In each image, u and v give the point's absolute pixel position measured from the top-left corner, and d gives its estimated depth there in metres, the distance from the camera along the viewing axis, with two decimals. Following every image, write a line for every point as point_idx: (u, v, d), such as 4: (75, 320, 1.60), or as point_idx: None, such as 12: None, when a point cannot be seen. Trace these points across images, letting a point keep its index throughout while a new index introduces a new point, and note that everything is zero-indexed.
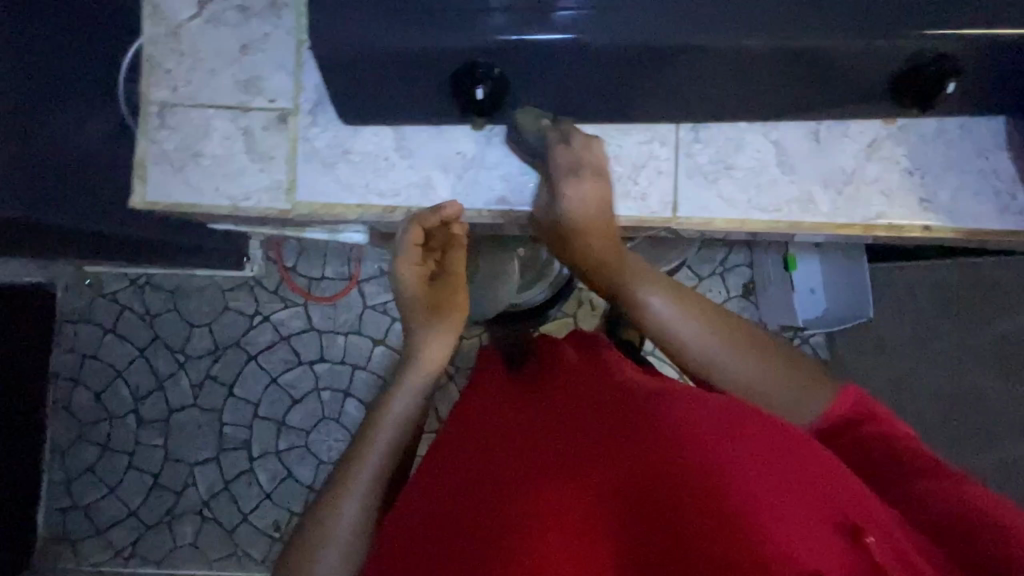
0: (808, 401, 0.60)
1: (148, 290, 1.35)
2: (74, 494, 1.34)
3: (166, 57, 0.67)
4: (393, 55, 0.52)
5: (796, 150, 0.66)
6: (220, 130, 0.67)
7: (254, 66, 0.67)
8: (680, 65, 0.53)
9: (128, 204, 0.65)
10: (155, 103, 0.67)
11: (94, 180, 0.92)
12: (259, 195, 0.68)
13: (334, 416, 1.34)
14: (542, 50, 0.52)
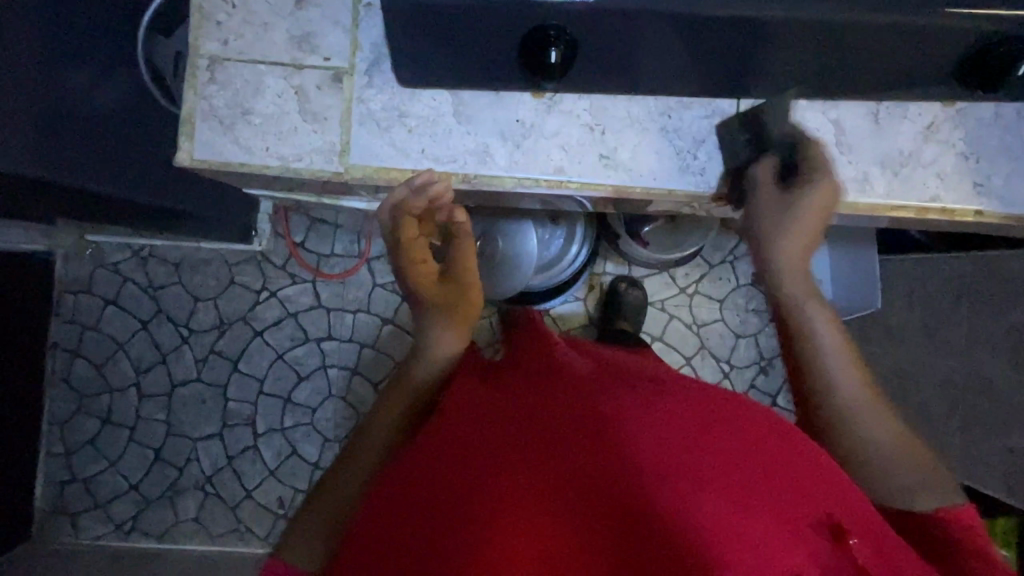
0: (932, 495, 0.61)
1: (152, 262, 1.32)
2: (73, 467, 1.32)
3: (217, 9, 0.65)
4: (471, 9, 0.51)
5: (855, 130, 0.66)
6: (273, 87, 0.65)
7: (308, 22, 0.65)
8: (754, 36, 0.53)
9: (175, 161, 0.63)
10: (204, 57, 0.65)
11: (114, 140, 0.89)
12: (311, 156, 0.66)
13: (340, 394, 1.34)
14: (617, 15, 0.51)
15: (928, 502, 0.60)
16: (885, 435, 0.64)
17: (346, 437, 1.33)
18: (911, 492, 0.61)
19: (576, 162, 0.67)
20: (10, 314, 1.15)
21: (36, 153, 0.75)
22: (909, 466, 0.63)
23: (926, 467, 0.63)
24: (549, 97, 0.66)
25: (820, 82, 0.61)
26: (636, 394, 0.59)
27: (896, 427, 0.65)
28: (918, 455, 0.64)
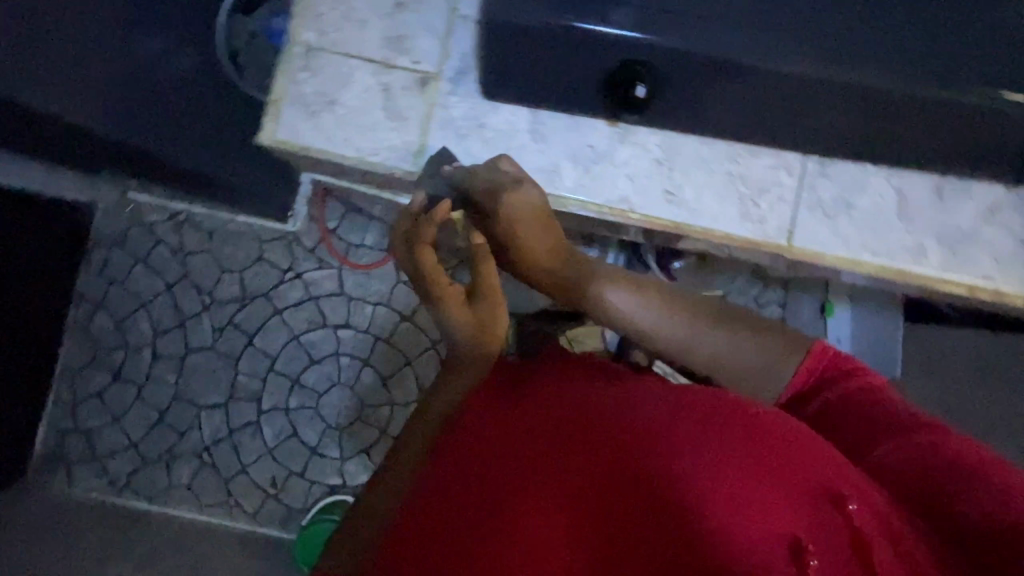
0: (777, 363, 0.63)
1: (186, 227, 1.35)
2: (77, 417, 1.34)
3: (321, 3, 0.70)
4: (565, 35, 0.54)
5: (918, 202, 0.69)
6: (361, 82, 0.71)
7: (404, 26, 0.71)
8: (823, 96, 0.56)
9: (262, 139, 0.69)
10: (301, 45, 0.70)
11: (186, 105, 0.93)
12: (388, 151, 0.71)
13: (348, 382, 1.34)
14: (702, 60, 0.54)
15: (776, 374, 0.63)
16: (712, 345, 0.66)
17: (348, 425, 1.34)
18: (765, 377, 0.63)
19: (642, 195, 0.70)
20: (40, 258, 1.17)
21: None
22: (743, 354, 0.65)
23: (763, 336, 0.65)
24: (623, 128, 0.70)
25: (871, 141, 0.64)
26: (632, 396, 0.63)
27: (714, 324, 0.66)
28: (747, 328, 0.66)
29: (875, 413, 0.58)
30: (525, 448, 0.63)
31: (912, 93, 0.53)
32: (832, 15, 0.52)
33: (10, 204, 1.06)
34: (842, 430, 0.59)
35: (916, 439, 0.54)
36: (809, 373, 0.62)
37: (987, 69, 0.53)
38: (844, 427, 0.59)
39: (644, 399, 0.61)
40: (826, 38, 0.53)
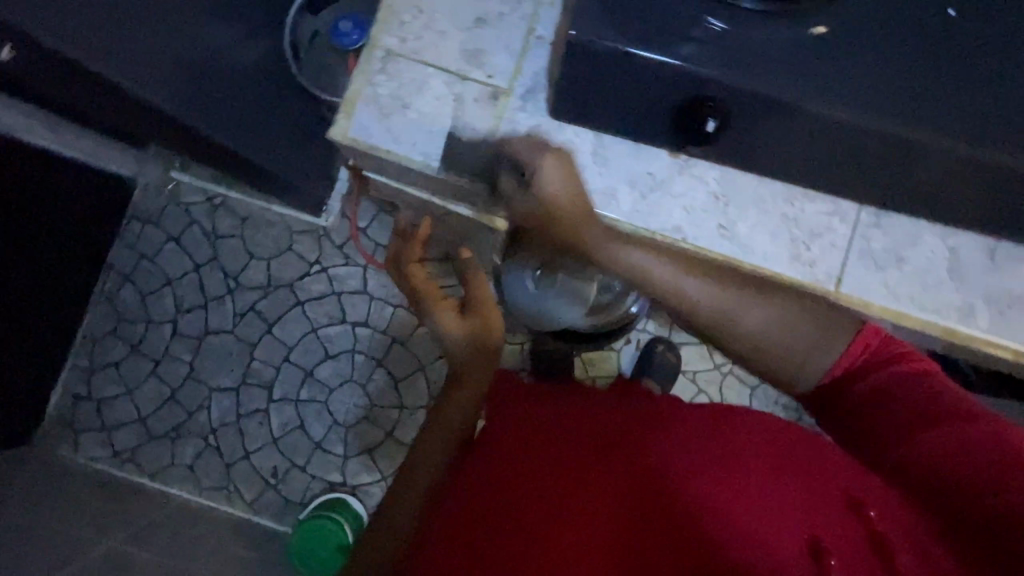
0: (821, 342, 0.57)
1: (221, 211, 1.37)
2: (92, 385, 1.35)
3: (405, 11, 0.72)
4: (639, 65, 0.56)
5: (971, 261, 0.69)
6: (435, 90, 0.73)
7: (481, 41, 0.72)
8: (881, 149, 0.57)
9: (337, 134, 0.71)
10: (381, 49, 0.73)
11: (248, 92, 0.96)
12: (453, 159, 0.73)
13: (360, 381, 1.35)
14: (772, 103, 0.55)
15: (820, 357, 0.57)
16: (763, 317, 0.58)
17: (355, 424, 1.34)
18: (816, 355, 0.57)
19: (694, 225, 0.72)
20: (78, 225, 1.20)
21: (186, 94, 0.80)
22: (794, 328, 0.57)
23: (804, 309, 0.58)
24: (684, 159, 0.72)
25: (918, 194, 0.64)
26: (676, 433, 0.71)
27: (762, 295, 0.59)
28: (790, 301, 0.59)
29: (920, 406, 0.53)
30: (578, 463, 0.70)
31: (954, 150, 0.55)
32: (887, 70, 0.54)
33: (62, 169, 1.08)
34: (886, 420, 0.54)
35: (962, 430, 0.50)
36: (859, 355, 0.57)
37: None
38: (890, 419, 0.54)
39: (688, 440, 0.70)
40: (891, 94, 0.54)
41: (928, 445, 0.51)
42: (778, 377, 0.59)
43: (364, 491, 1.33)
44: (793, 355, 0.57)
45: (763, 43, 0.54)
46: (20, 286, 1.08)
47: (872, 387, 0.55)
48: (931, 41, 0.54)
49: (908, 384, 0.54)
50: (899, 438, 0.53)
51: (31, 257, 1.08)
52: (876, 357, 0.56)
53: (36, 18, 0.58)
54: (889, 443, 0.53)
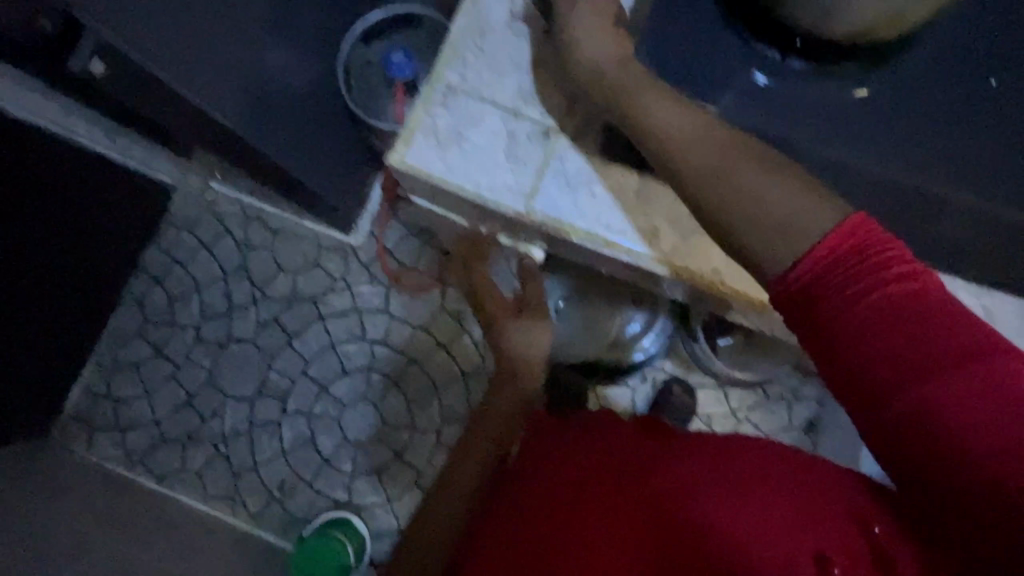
0: (815, 211, 0.48)
1: (254, 224, 1.41)
2: (111, 384, 1.37)
3: (467, 47, 0.66)
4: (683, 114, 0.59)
5: (1009, 322, 0.67)
6: (490, 125, 0.65)
7: (538, 83, 0.66)
8: (914, 207, 0.59)
9: (387, 160, 0.63)
10: (442, 83, 0.66)
11: (299, 114, 1.00)
12: (502, 192, 0.65)
13: (374, 399, 1.35)
14: (812, 157, 0.58)
15: (815, 224, 0.48)
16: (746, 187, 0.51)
17: (365, 442, 1.34)
18: (798, 223, 0.48)
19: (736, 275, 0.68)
20: (115, 226, 1.24)
21: (248, 113, 0.85)
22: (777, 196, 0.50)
23: (807, 188, 0.51)
24: None
25: (952, 255, 0.65)
26: (682, 461, 0.60)
27: (752, 164, 0.52)
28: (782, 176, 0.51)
29: (934, 336, 0.42)
30: (575, 506, 0.61)
31: (982, 208, 0.57)
32: (924, 131, 0.56)
33: (110, 174, 1.14)
34: (878, 350, 0.43)
35: (974, 375, 0.41)
36: (844, 245, 0.46)
37: None
38: (886, 344, 0.42)
39: (700, 472, 0.58)
40: (927, 156, 0.56)
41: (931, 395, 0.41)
42: (752, 248, 0.50)
43: (368, 512, 1.32)
44: (770, 218, 0.50)
45: (809, 100, 0.57)
46: (57, 282, 1.13)
47: (869, 301, 0.43)
48: (968, 108, 0.56)
49: (915, 306, 0.43)
50: (887, 370, 0.42)
51: (71, 253, 1.13)
52: (872, 260, 0.45)
53: (124, 34, 0.62)
54: (876, 379, 0.43)
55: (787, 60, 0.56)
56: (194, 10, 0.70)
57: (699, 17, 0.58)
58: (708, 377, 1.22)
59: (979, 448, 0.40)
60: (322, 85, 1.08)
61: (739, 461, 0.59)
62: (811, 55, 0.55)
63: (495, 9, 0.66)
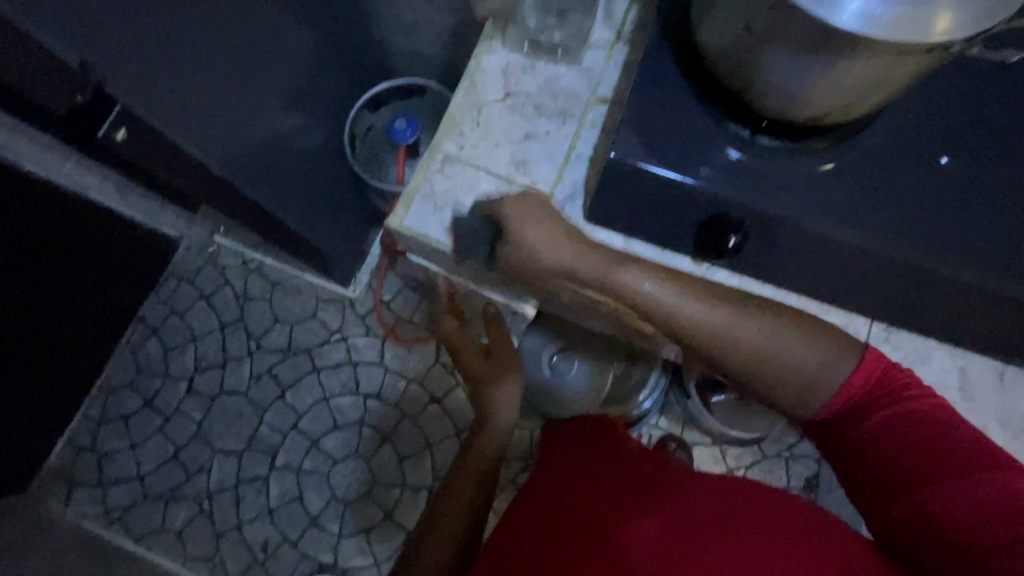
0: (832, 366, 0.61)
1: (254, 275, 1.42)
2: (98, 437, 1.35)
3: (465, 120, 0.70)
4: (663, 186, 0.62)
5: (980, 382, 0.70)
6: (485, 191, 0.68)
7: (530, 152, 0.69)
8: (888, 271, 0.62)
9: (387, 223, 0.66)
10: (440, 152, 0.69)
11: (304, 173, 1.05)
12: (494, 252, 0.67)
13: (365, 455, 1.33)
14: (789, 225, 0.60)
15: (835, 378, 0.61)
16: (752, 338, 0.61)
17: (354, 501, 1.31)
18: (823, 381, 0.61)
19: None
20: (116, 278, 1.26)
21: (253, 172, 0.89)
22: (798, 348, 0.61)
23: (821, 333, 0.62)
24: (708, 267, 0.71)
25: (931, 314, 0.67)
26: (665, 485, 0.63)
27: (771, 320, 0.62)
28: (802, 328, 0.62)
29: (945, 441, 0.56)
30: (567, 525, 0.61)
31: (958, 277, 0.59)
32: (894, 199, 0.59)
33: (112, 226, 1.16)
34: (897, 442, 0.57)
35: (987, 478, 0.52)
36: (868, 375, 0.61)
37: None
38: (912, 442, 0.57)
39: (681, 494, 0.61)
40: (897, 222, 0.59)
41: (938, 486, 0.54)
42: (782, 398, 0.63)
43: (354, 575, 1.27)
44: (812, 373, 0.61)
45: (782, 174, 0.60)
46: (46, 333, 1.12)
47: (903, 408, 0.58)
48: (932, 179, 0.60)
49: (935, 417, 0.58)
50: (903, 458, 0.57)
51: (63, 306, 1.13)
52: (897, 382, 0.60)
53: (146, 104, 0.66)
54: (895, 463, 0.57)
55: (755, 137, 0.61)
56: (212, 82, 0.75)
57: (679, 95, 0.62)
58: (703, 434, 1.21)
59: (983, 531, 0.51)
60: (328, 145, 1.12)
61: (712, 483, 0.62)
62: (778, 133, 0.60)
63: (491, 85, 0.70)
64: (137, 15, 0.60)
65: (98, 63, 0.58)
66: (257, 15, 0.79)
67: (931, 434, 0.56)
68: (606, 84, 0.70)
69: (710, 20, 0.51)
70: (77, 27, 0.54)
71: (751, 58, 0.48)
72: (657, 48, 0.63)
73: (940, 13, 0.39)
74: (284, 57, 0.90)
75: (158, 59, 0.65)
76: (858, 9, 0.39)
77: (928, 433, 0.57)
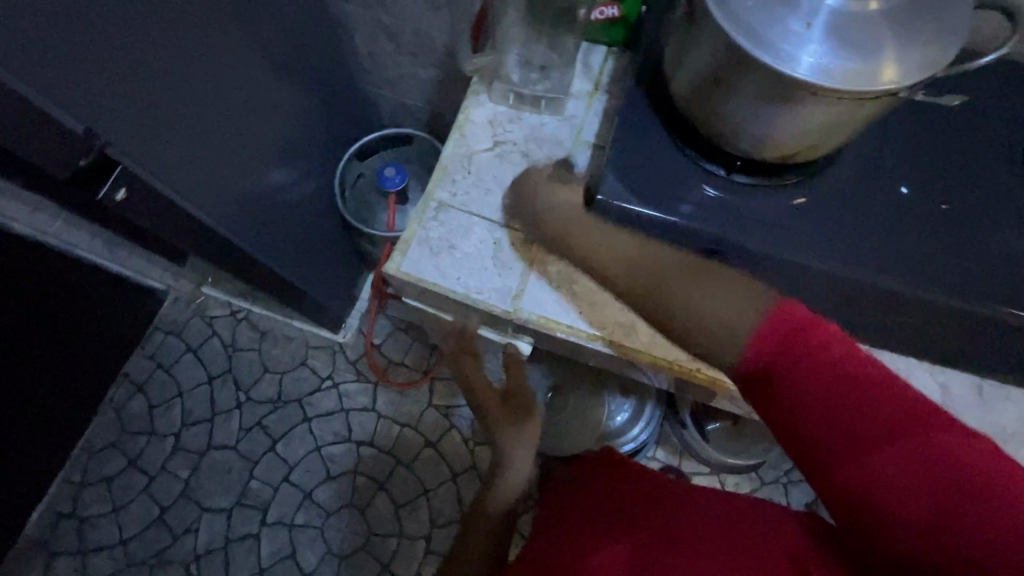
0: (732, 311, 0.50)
1: (243, 325, 1.41)
2: (78, 502, 1.29)
3: (456, 169, 0.73)
4: (646, 224, 0.65)
5: (960, 399, 0.70)
6: (478, 235, 0.71)
7: (520, 196, 0.72)
8: (865, 297, 0.64)
9: (386, 270, 0.67)
10: (434, 200, 0.72)
11: (294, 223, 1.06)
12: (490, 293, 0.69)
13: (359, 506, 1.29)
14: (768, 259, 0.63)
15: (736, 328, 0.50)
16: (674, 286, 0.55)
17: (349, 554, 1.26)
18: (720, 331, 0.50)
19: None
20: (101, 335, 1.24)
21: (244, 225, 0.90)
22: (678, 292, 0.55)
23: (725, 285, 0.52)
24: None
25: (913, 339, 0.69)
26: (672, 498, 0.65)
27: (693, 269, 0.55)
28: (698, 280, 0.54)
29: (882, 409, 0.43)
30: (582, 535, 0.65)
31: (937, 300, 0.61)
32: (863, 228, 0.63)
33: (97, 283, 1.16)
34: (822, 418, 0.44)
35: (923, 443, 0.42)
36: (779, 338, 0.47)
37: (1007, 291, 0.61)
38: (838, 422, 0.43)
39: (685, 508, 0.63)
40: (870, 248, 0.62)
41: (880, 467, 0.43)
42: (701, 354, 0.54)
43: None
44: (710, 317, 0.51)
45: (759, 209, 0.64)
46: (22, 391, 1.09)
47: (820, 378, 0.44)
48: (896, 209, 0.64)
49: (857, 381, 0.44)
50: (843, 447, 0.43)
51: (42, 364, 1.11)
52: (812, 343, 0.45)
53: (145, 164, 0.67)
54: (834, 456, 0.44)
55: (731, 175, 0.64)
56: (206, 140, 0.77)
57: (657, 140, 0.66)
58: (702, 464, 1.22)
59: (957, 507, 0.41)
60: (317, 196, 1.15)
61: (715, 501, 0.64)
62: (752, 171, 0.64)
63: (480, 137, 0.74)
64: (137, 82, 0.62)
65: (100, 128, 0.60)
66: (248, 77, 0.83)
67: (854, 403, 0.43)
68: (587, 130, 0.74)
69: (681, 73, 0.55)
70: (82, 96, 0.56)
71: (720, 105, 0.52)
72: (634, 96, 0.68)
73: (885, 65, 0.43)
74: (274, 114, 0.93)
75: (155, 122, 0.67)
76: (811, 61, 0.43)
77: (851, 403, 0.43)
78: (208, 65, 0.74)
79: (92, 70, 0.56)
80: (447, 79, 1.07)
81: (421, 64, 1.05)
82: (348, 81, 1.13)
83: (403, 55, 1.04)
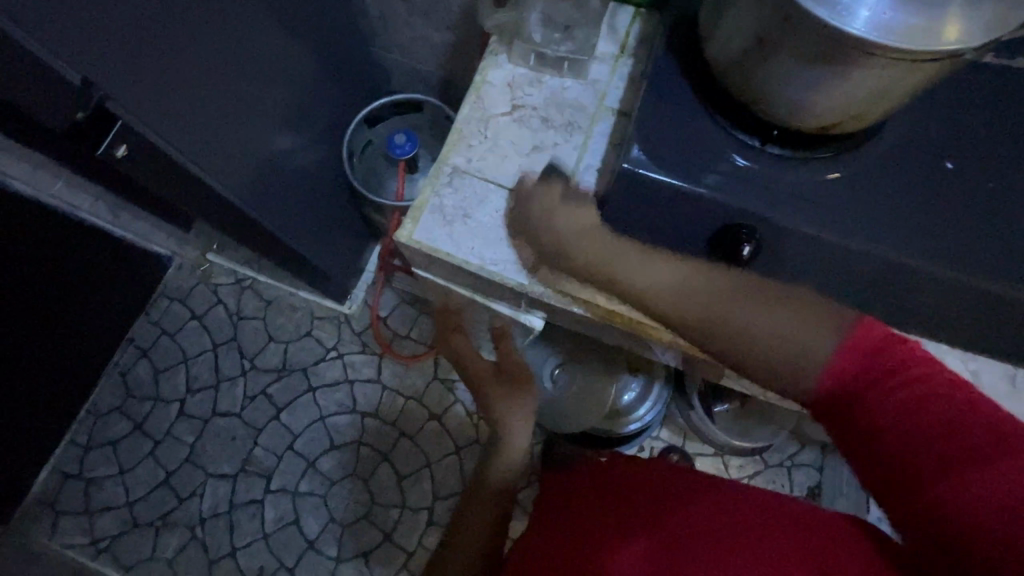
0: (808, 326, 0.52)
1: (248, 294, 1.40)
2: (85, 463, 1.31)
3: (472, 134, 0.70)
4: (672, 197, 0.62)
5: (990, 388, 0.68)
6: (494, 203, 0.68)
7: (538, 163, 0.69)
8: (899, 280, 0.62)
9: (398, 236, 0.65)
10: (448, 165, 0.69)
11: (301, 190, 1.04)
12: (506, 264, 0.67)
13: (363, 475, 1.30)
14: (799, 235, 0.60)
15: (820, 348, 0.50)
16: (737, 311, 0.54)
17: (352, 522, 1.27)
18: (795, 359, 0.51)
19: None
20: (106, 298, 1.23)
21: (251, 189, 0.88)
22: (732, 311, 0.54)
23: (792, 310, 0.53)
24: None
25: (939, 323, 0.66)
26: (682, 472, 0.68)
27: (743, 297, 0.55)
28: (762, 296, 0.54)
29: (971, 423, 0.43)
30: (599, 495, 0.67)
31: (968, 283, 0.58)
32: (895, 206, 0.60)
33: (102, 245, 1.14)
34: (908, 425, 0.45)
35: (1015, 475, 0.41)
36: (856, 353, 0.49)
37: None
38: (913, 442, 0.44)
39: (696, 481, 0.65)
40: (903, 228, 0.59)
41: (967, 483, 0.42)
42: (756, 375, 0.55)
43: None
44: (789, 345, 0.52)
45: (789, 183, 0.61)
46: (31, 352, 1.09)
47: (911, 390, 0.45)
48: (933, 186, 0.61)
49: (941, 395, 0.45)
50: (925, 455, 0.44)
51: (49, 324, 1.10)
52: (899, 356, 0.47)
53: (149, 118, 0.65)
54: (901, 470, 0.45)
55: (765, 146, 0.61)
56: (212, 97, 0.74)
57: (685, 107, 0.62)
58: (706, 445, 1.21)
59: None
60: (324, 163, 1.12)
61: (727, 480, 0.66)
62: (786, 143, 0.61)
63: (498, 100, 0.71)
64: (139, 30, 0.59)
65: (99, 79, 0.57)
66: (255, 32, 0.79)
67: (942, 412, 0.44)
68: (612, 96, 0.70)
69: (719, 32, 0.51)
70: (79, 40, 0.53)
71: (759, 68, 0.49)
72: (662, 61, 0.64)
73: (950, 21, 0.40)
74: (281, 73, 0.89)
75: (160, 75, 0.64)
76: (869, 16, 0.40)
77: (939, 413, 0.44)
78: (215, 17, 0.70)
79: (89, 16, 0.53)
80: (460, 42, 1.03)
81: (435, 26, 1.01)
82: (358, 42, 1.08)
83: (416, 16, 1.00)
